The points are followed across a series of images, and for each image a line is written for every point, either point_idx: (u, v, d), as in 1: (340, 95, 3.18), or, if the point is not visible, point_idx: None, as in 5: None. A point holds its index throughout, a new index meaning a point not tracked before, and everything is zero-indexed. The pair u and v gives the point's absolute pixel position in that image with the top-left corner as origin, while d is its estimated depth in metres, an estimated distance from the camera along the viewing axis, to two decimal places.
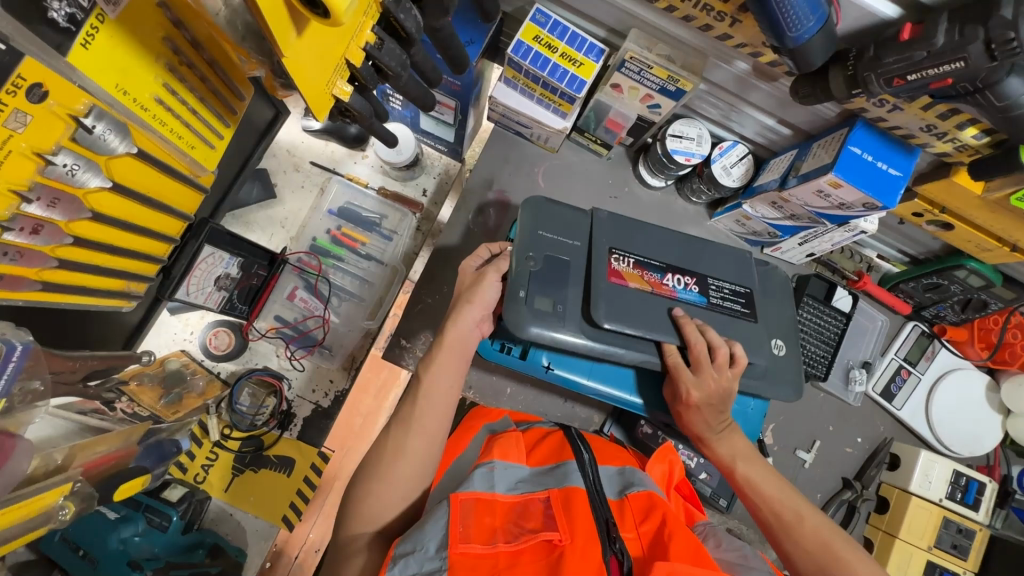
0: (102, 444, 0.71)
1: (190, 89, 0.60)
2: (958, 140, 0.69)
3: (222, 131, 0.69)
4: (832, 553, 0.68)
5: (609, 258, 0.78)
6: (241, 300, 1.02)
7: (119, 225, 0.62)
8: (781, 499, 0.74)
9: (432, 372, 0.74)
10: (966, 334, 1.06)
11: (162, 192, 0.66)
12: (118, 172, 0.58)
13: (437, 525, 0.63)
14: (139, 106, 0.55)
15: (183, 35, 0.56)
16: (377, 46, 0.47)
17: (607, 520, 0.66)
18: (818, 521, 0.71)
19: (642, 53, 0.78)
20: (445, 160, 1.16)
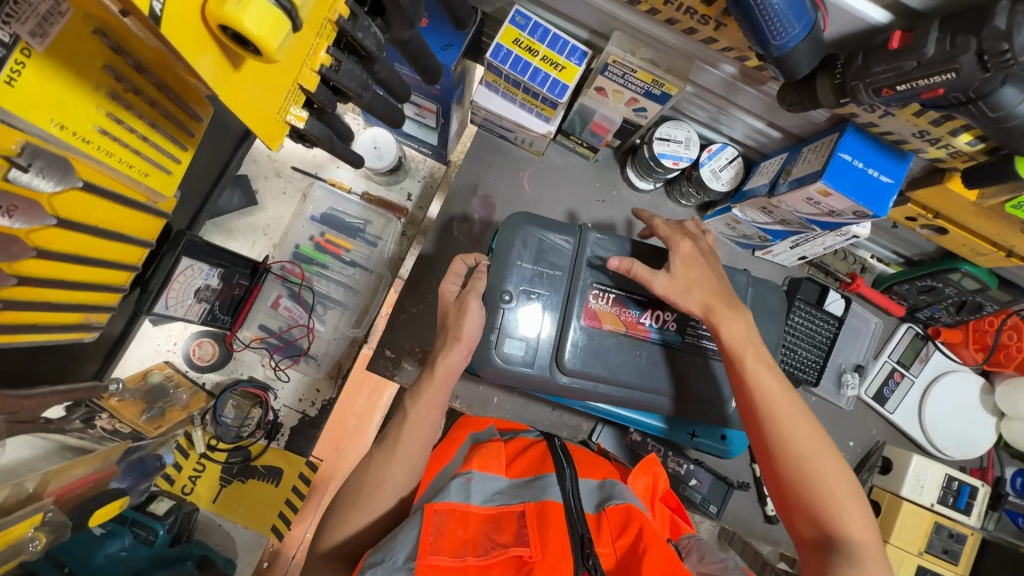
0: (80, 467, 0.71)
1: (138, 116, 0.55)
2: (951, 146, 0.67)
3: (179, 155, 0.64)
4: (814, 463, 0.63)
5: (588, 295, 0.79)
6: (223, 311, 1.01)
7: (70, 260, 0.59)
8: (780, 398, 0.66)
9: (419, 406, 0.74)
10: (960, 336, 1.03)
11: (121, 223, 0.63)
12: (64, 208, 0.55)
13: (407, 537, 0.64)
14: (79, 140, 0.49)
15: (125, 60, 0.51)
16: (334, 67, 0.45)
17: (582, 535, 0.65)
18: (812, 430, 0.65)
19: (625, 56, 0.75)
20: (430, 162, 1.13)
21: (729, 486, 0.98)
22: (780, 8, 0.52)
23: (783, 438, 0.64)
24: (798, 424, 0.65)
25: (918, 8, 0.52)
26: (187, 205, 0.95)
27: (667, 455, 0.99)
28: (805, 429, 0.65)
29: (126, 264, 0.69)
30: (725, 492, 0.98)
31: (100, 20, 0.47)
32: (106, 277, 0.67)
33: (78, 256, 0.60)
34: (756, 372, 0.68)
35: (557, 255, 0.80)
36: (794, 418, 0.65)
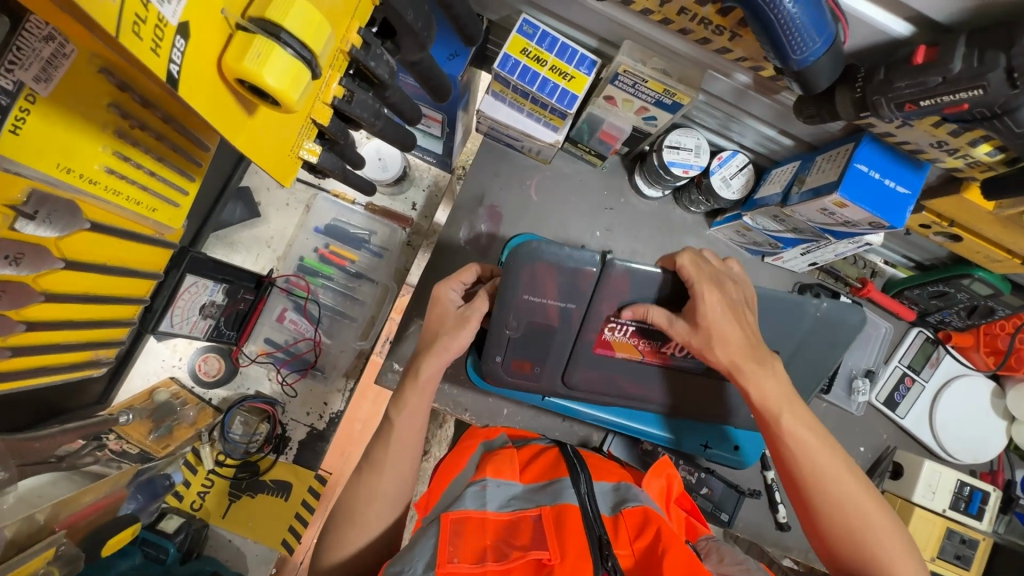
0: (91, 494, 0.70)
1: (145, 152, 0.53)
2: (969, 157, 0.65)
3: (187, 187, 0.63)
4: (866, 520, 0.59)
5: (604, 326, 0.74)
6: (228, 326, 0.99)
7: (76, 300, 0.58)
8: (823, 454, 0.62)
9: (404, 415, 0.70)
10: (971, 340, 1.02)
11: (129, 258, 0.62)
12: (71, 249, 0.54)
13: (426, 546, 0.64)
14: (86, 181, 0.48)
15: (131, 97, 0.49)
16: (347, 98, 0.45)
17: (600, 537, 0.64)
18: (858, 485, 0.61)
19: (636, 66, 0.73)
20: (434, 170, 1.11)
21: (741, 494, 0.98)
22: (801, 23, 0.50)
23: (830, 502, 0.60)
24: (842, 481, 0.61)
25: (943, 21, 0.51)
26: (192, 222, 0.93)
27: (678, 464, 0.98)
28: (851, 490, 0.60)
29: (135, 298, 0.67)
30: (737, 499, 0.98)
31: (106, 60, 0.45)
32: (114, 312, 0.65)
33: (90, 297, 0.59)
34: (795, 429, 0.63)
35: (571, 289, 0.72)
36: (838, 479, 0.61)
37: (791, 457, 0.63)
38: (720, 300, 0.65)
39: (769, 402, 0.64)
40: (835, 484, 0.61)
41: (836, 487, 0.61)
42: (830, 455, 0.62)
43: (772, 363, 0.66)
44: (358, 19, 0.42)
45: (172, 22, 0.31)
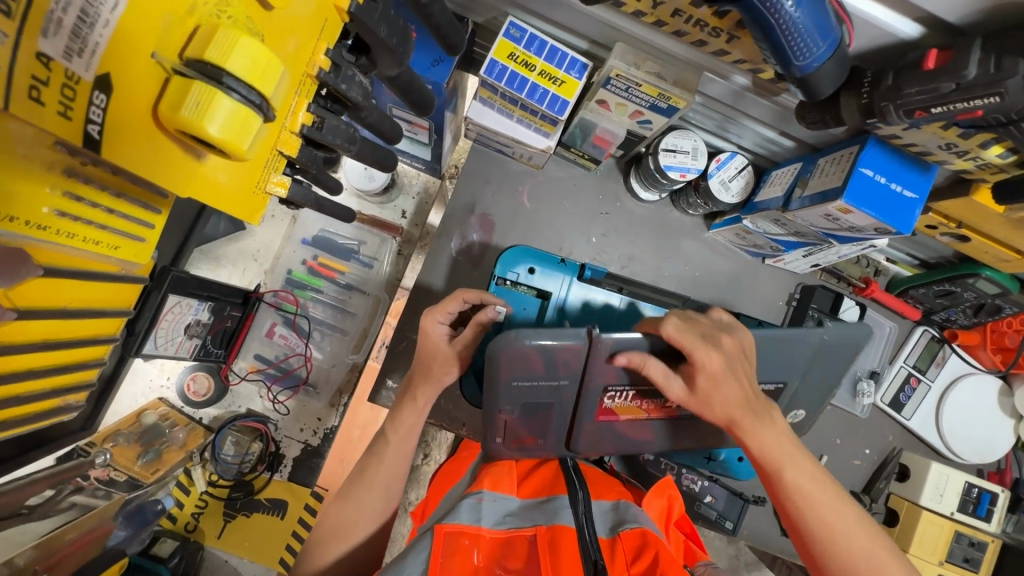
0: (74, 531, 0.68)
1: (99, 186, 0.44)
2: (980, 159, 0.62)
3: (154, 220, 0.52)
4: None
5: (603, 397, 0.69)
6: (216, 345, 0.96)
7: (41, 349, 0.53)
8: (830, 509, 0.58)
9: (398, 429, 0.70)
10: (977, 338, 1.00)
11: (92, 297, 0.55)
12: (21, 296, 0.47)
13: (417, 558, 0.61)
14: (29, 228, 0.41)
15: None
16: (317, 125, 0.42)
17: (595, 561, 0.61)
18: (871, 538, 0.57)
19: (629, 70, 0.69)
20: (424, 177, 1.08)
21: (746, 502, 0.95)
22: (803, 28, 0.47)
23: (844, 563, 0.56)
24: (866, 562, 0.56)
25: (956, 23, 0.48)
26: (171, 238, 0.89)
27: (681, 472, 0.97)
28: (866, 546, 0.56)
29: (103, 337, 0.61)
30: (742, 507, 0.96)
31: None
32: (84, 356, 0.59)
33: (46, 344, 0.52)
34: (799, 482, 0.59)
35: (562, 368, 0.65)
36: (851, 535, 0.57)
37: (811, 540, 0.58)
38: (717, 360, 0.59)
39: (786, 486, 0.59)
40: (849, 546, 0.57)
41: (849, 544, 0.57)
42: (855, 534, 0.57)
43: (795, 450, 0.60)
44: (325, 40, 0.40)
45: (84, 77, 0.30)
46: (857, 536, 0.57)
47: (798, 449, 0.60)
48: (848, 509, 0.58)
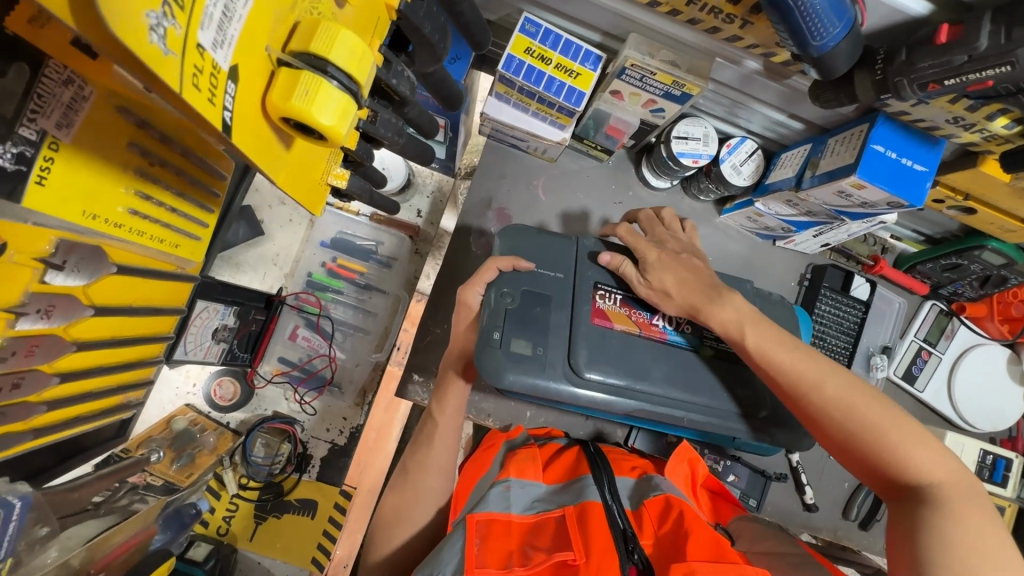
0: (122, 533, 0.68)
1: (166, 189, 0.56)
2: (986, 131, 0.65)
3: (205, 220, 0.67)
4: (859, 416, 0.58)
5: (595, 294, 0.74)
6: (242, 349, 0.98)
7: (101, 347, 0.59)
8: (796, 365, 0.62)
9: (445, 419, 0.76)
10: (984, 309, 1.03)
11: (151, 296, 0.64)
12: (98, 295, 0.55)
13: (453, 550, 0.64)
14: (111, 225, 0.51)
15: (150, 135, 0.51)
16: (371, 119, 0.43)
17: (624, 531, 0.64)
18: (839, 383, 0.61)
19: (644, 59, 0.72)
20: (437, 176, 1.10)
21: (768, 479, 0.98)
22: (821, 9, 0.49)
23: (817, 408, 0.61)
24: (868, 427, 0.58)
25: None
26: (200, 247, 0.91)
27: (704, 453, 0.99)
28: (834, 389, 0.60)
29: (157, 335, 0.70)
30: (764, 484, 0.99)
31: (125, 101, 0.47)
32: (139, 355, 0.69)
33: (114, 340, 0.60)
34: (760, 345, 0.64)
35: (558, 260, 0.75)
36: (816, 384, 0.61)
37: (821, 428, 0.61)
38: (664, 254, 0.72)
39: (779, 380, 0.63)
40: (818, 393, 0.61)
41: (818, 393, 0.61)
42: (853, 404, 0.59)
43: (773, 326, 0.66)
44: (377, 38, 0.42)
45: (224, 67, 0.30)
46: (856, 405, 0.59)
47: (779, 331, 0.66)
48: (842, 380, 0.61)
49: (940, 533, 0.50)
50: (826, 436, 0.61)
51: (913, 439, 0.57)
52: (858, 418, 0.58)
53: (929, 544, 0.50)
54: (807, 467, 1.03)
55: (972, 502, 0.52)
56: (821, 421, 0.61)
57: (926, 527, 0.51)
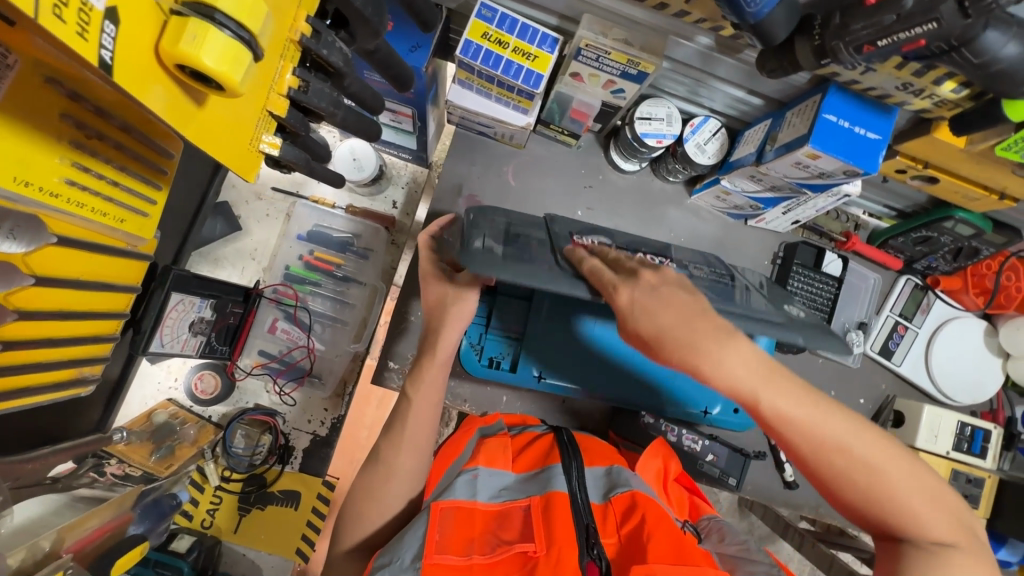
0: (93, 518, 0.70)
1: (105, 162, 0.51)
2: (936, 96, 0.65)
3: (155, 196, 0.60)
4: (882, 478, 0.51)
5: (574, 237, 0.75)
6: (220, 342, 0.99)
7: (55, 317, 0.55)
8: (819, 426, 0.51)
9: (422, 392, 0.72)
10: (960, 283, 1.03)
11: (104, 271, 0.59)
12: (40, 265, 0.52)
13: (415, 535, 0.64)
14: (48, 195, 0.46)
15: (83, 106, 0.47)
16: (303, 88, 0.45)
17: (587, 525, 0.64)
18: (865, 443, 0.52)
19: (598, 39, 0.73)
20: (411, 167, 1.11)
21: (747, 458, 0.94)
22: None
23: (837, 473, 0.52)
24: (891, 489, 0.51)
25: None
26: (171, 241, 0.94)
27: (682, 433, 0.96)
28: (860, 449, 0.51)
29: (114, 313, 0.64)
30: (744, 463, 0.94)
31: (52, 68, 0.43)
32: (106, 329, 0.64)
33: (64, 313, 0.56)
34: (776, 404, 0.51)
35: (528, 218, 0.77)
36: (841, 447, 0.51)
37: (835, 490, 0.53)
38: (637, 295, 0.55)
39: (799, 443, 0.52)
40: (842, 456, 0.52)
41: (842, 455, 0.52)
42: (881, 467, 0.51)
43: (785, 367, 0.53)
44: (304, 9, 0.43)
45: (99, 7, 0.31)
46: (884, 469, 0.51)
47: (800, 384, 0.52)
48: (869, 438, 0.52)
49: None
50: (840, 499, 0.53)
51: (932, 501, 0.52)
52: (884, 485, 0.51)
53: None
54: None
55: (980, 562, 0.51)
56: (840, 487, 0.52)
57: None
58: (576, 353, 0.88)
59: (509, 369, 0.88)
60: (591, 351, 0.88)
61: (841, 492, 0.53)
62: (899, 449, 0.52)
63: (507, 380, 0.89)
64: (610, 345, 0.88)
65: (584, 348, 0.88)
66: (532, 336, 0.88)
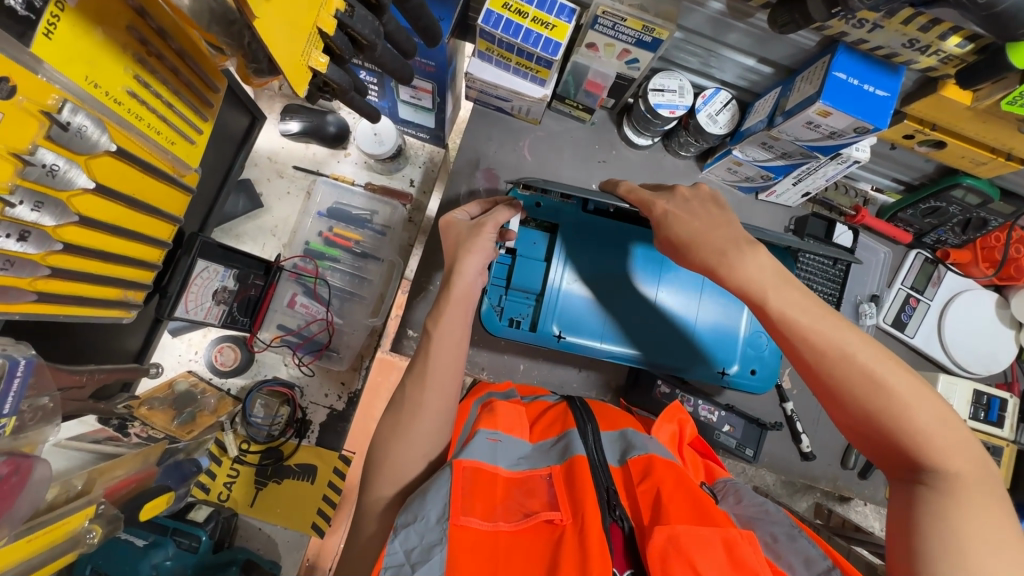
0: (120, 468, 0.73)
1: (162, 81, 0.57)
2: (942, 52, 0.68)
3: (201, 126, 0.67)
4: (886, 394, 0.53)
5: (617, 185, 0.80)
6: (241, 313, 1.00)
7: (108, 229, 0.57)
8: (824, 335, 0.56)
9: (443, 325, 0.73)
10: (969, 256, 1.05)
11: (150, 195, 0.62)
12: (99, 172, 0.53)
13: (438, 494, 0.59)
14: (112, 100, 0.51)
15: (148, 24, 0.52)
16: (349, 13, 0.47)
17: (608, 488, 0.63)
18: (870, 356, 0.54)
19: (614, 6, 0.76)
20: (429, 147, 1.14)
21: (763, 428, 0.95)
22: None
23: (840, 388, 0.55)
24: (894, 410, 0.52)
25: None
26: (197, 212, 0.93)
27: (698, 404, 0.95)
28: (867, 366, 0.54)
29: (157, 239, 0.67)
30: (760, 435, 0.95)
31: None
32: (149, 255, 0.66)
33: (115, 228, 0.57)
34: (783, 309, 0.58)
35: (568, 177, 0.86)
36: (847, 359, 0.55)
37: (843, 408, 0.56)
38: (670, 205, 0.69)
39: (808, 354, 0.57)
40: (845, 365, 0.55)
41: (845, 366, 0.55)
42: (887, 383, 0.53)
43: (789, 283, 0.59)
44: None
45: None
46: (888, 382, 0.53)
47: (813, 305, 0.58)
48: (875, 352, 0.55)
49: (949, 529, 0.47)
50: (845, 412, 0.56)
51: (938, 424, 0.52)
52: (890, 404, 0.53)
53: (936, 546, 0.47)
54: (801, 415, 1.04)
55: (991, 497, 0.49)
56: (845, 397, 0.55)
57: (934, 523, 0.48)
58: (595, 306, 0.91)
59: (529, 329, 0.90)
60: (609, 297, 0.91)
61: (846, 402, 0.55)
62: (904, 365, 0.54)
63: (527, 340, 0.90)
64: (631, 294, 0.91)
65: (603, 293, 0.91)
66: (554, 275, 0.90)
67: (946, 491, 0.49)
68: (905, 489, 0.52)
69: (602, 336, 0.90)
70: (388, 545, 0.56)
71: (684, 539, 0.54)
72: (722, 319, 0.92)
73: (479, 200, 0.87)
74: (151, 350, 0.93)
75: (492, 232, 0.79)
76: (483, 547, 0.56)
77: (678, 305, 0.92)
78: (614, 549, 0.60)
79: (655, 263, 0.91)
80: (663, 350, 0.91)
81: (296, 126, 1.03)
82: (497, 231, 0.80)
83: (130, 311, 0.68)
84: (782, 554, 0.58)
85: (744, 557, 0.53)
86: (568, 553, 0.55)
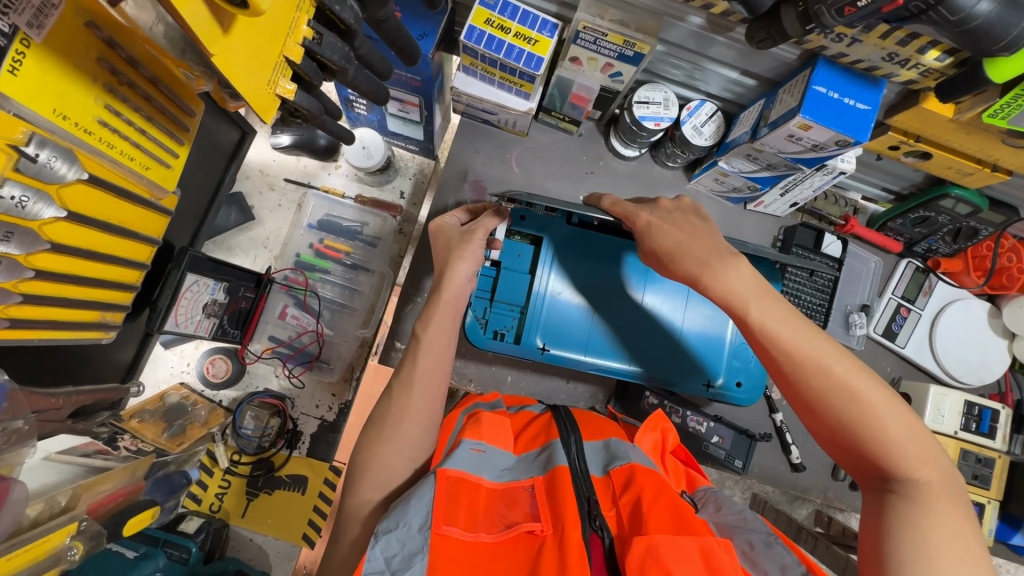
0: (108, 482, 0.76)
1: (135, 108, 0.58)
2: (921, 65, 0.67)
3: (176, 150, 0.68)
4: (861, 407, 0.53)
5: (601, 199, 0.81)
6: (233, 325, 1.00)
7: (84, 255, 0.59)
8: (799, 346, 0.56)
9: (430, 331, 0.74)
10: (960, 265, 1.03)
11: (128, 220, 0.64)
12: (72, 201, 0.55)
13: (421, 501, 0.60)
14: (82, 131, 0.52)
15: (119, 54, 0.53)
16: (317, 40, 0.49)
17: (589, 498, 0.63)
18: (845, 368, 0.54)
19: (595, 21, 0.76)
20: (418, 159, 1.15)
21: (752, 439, 0.94)
22: None
23: (815, 399, 0.55)
24: (869, 420, 0.53)
25: None
26: (188, 224, 0.94)
27: (686, 414, 0.96)
28: (843, 378, 0.54)
29: (136, 262, 0.68)
30: (749, 446, 0.95)
31: (93, 13, 0.49)
32: (128, 278, 0.68)
33: (90, 252, 0.59)
34: (764, 320, 0.58)
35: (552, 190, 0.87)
36: (823, 371, 0.54)
37: (818, 418, 0.56)
38: (653, 217, 0.69)
39: (785, 364, 0.57)
40: (819, 376, 0.55)
41: (823, 380, 0.54)
42: (861, 393, 0.53)
43: (772, 297, 0.59)
44: None
45: None
46: (862, 393, 0.53)
47: (792, 322, 0.57)
48: (852, 365, 0.55)
49: (918, 539, 0.47)
50: (821, 423, 0.56)
51: (910, 434, 0.52)
52: (863, 412, 0.53)
53: (904, 549, 0.47)
54: (791, 426, 1.04)
55: (958, 505, 0.49)
56: (821, 407, 0.55)
57: (902, 531, 0.48)
58: (581, 316, 0.91)
59: (514, 341, 0.90)
60: (595, 306, 0.91)
61: (822, 413, 0.55)
62: (878, 378, 0.54)
63: (513, 353, 0.90)
64: (616, 303, 0.91)
65: (590, 303, 0.91)
66: (539, 285, 0.90)
67: (912, 499, 0.50)
68: (875, 495, 0.53)
69: (587, 347, 0.90)
70: (369, 552, 0.56)
71: (663, 549, 0.53)
72: (708, 326, 0.92)
73: (467, 206, 0.88)
74: (140, 364, 0.94)
75: (483, 239, 0.80)
76: (462, 557, 0.56)
77: (664, 312, 0.92)
78: (596, 560, 0.58)
79: (640, 270, 0.91)
80: (648, 359, 0.91)
81: (287, 139, 1.05)
82: (486, 237, 0.81)
83: (109, 332, 0.69)
84: (758, 562, 0.58)
85: (721, 565, 0.54)
86: (548, 564, 0.54)
